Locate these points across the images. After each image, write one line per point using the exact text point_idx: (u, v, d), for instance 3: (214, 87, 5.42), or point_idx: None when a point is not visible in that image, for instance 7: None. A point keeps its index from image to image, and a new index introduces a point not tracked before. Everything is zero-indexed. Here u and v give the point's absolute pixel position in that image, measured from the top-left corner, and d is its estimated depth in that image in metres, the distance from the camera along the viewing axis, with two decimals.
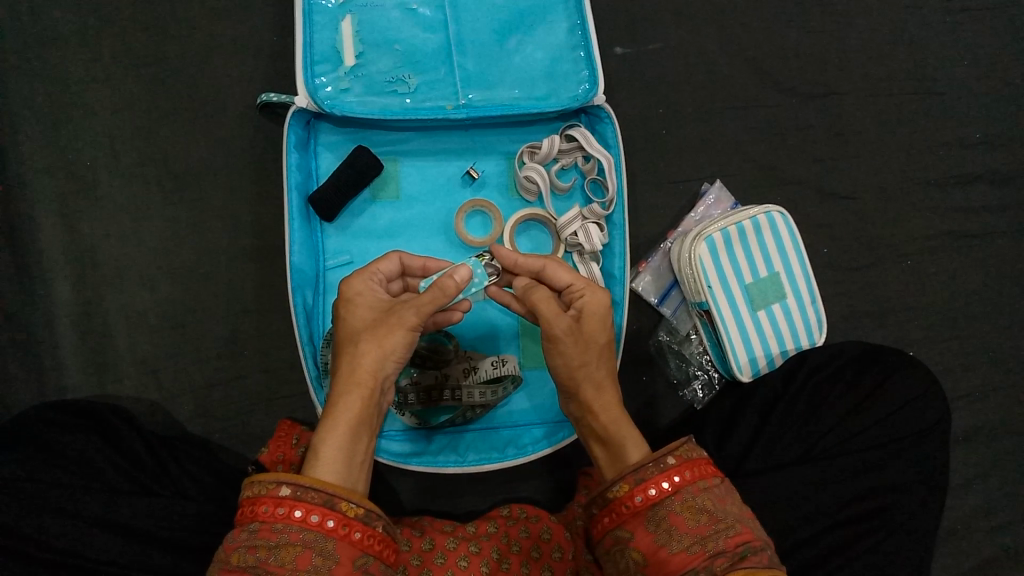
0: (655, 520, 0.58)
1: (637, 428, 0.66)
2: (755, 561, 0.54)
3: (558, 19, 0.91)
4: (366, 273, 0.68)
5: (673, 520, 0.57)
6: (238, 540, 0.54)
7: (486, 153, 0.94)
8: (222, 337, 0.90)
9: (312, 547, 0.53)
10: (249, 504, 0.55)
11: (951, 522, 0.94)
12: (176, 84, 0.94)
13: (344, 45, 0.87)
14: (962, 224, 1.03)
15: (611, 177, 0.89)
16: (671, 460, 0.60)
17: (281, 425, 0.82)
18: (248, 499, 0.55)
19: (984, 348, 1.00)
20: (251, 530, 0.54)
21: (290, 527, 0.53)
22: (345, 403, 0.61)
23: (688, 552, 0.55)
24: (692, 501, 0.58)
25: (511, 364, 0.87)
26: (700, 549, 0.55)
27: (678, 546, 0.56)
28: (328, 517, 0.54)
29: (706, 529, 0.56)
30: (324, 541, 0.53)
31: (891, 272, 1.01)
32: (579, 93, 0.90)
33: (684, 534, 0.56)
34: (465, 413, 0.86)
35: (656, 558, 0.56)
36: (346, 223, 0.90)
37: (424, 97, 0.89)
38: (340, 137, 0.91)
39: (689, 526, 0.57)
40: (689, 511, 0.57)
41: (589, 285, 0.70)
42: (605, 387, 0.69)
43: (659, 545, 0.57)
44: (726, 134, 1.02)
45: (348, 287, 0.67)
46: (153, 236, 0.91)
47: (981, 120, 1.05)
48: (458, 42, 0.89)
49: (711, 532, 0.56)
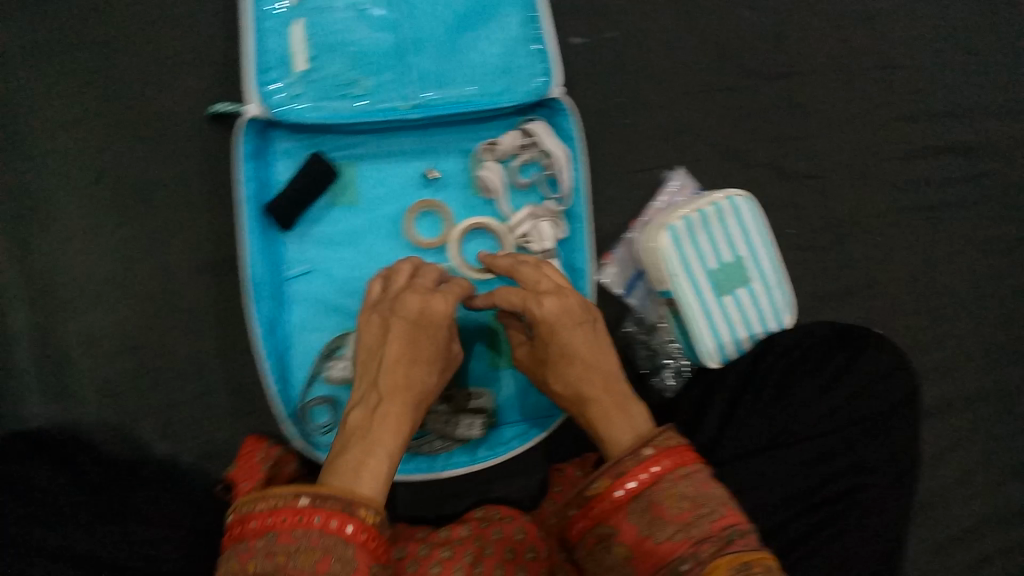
0: (637, 512, 0.59)
1: (629, 411, 0.67)
2: (743, 544, 0.54)
3: (511, 13, 0.90)
4: (450, 299, 0.72)
5: (655, 511, 0.58)
6: (254, 548, 0.53)
7: (446, 152, 0.93)
8: (185, 354, 0.90)
9: (332, 552, 0.52)
10: (263, 517, 0.54)
11: (926, 495, 0.95)
12: (124, 99, 0.92)
13: (295, 50, 0.86)
14: (927, 197, 1.03)
15: (566, 173, 0.89)
16: (648, 451, 0.60)
17: (245, 442, 0.85)
18: (259, 512, 0.55)
19: (954, 320, 1.00)
20: (267, 539, 0.53)
21: (311, 533, 0.53)
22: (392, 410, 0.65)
23: (674, 541, 0.56)
24: (672, 490, 0.58)
25: (487, 398, 0.89)
26: (685, 536, 0.56)
27: (663, 535, 0.57)
28: (346, 524, 0.54)
29: (689, 515, 0.57)
30: (344, 545, 0.53)
31: (860, 248, 1.01)
32: (535, 86, 0.90)
33: (668, 523, 0.57)
34: (434, 441, 0.86)
35: (642, 549, 0.57)
36: (306, 231, 0.89)
37: (380, 99, 0.88)
38: (296, 143, 0.90)
39: (671, 515, 0.57)
40: (671, 500, 0.58)
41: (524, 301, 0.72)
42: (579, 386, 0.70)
43: (644, 536, 0.58)
44: (687, 120, 1.01)
45: (433, 312, 0.71)
46: (109, 256, 0.90)
47: (940, 92, 1.05)
48: (412, 41, 0.88)
49: (694, 518, 0.56)
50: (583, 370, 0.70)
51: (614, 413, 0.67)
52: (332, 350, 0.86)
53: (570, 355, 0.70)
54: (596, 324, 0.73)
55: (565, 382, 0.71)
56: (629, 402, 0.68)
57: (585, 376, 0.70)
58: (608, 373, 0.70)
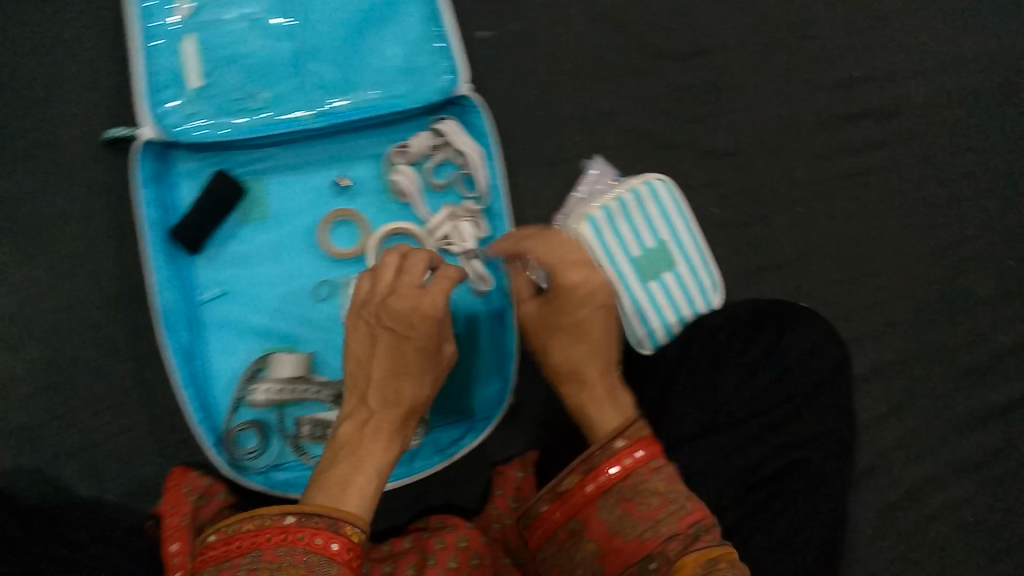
0: (609, 507, 0.61)
1: (620, 399, 0.73)
2: (708, 539, 0.57)
3: (410, 13, 0.89)
4: (442, 288, 0.68)
5: (625, 506, 0.60)
6: (237, 565, 0.53)
7: (355, 159, 0.91)
8: (101, 389, 0.86)
9: (316, 569, 0.53)
10: (248, 536, 0.54)
11: (868, 461, 0.95)
12: (15, 131, 0.89)
13: (187, 66, 0.84)
14: (849, 163, 1.03)
15: (483, 171, 0.88)
16: (619, 443, 0.63)
17: (171, 472, 0.80)
18: (246, 531, 0.55)
19: (883, 286, 1.01)
20: (253, 556, 0.53)
21: (295, 550, 0.53)
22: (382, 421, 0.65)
23: (642, 538, 0.58)
24: (642, 485, 0.61)
25: None
26: (654, 534, 0.58)
27: (631, 532, 0.59)
28: (332, 540, 0.54)
29: (658, 511, 0.59)
30: (328, 563, 0.53)
31: (785, 221, 1.00)
32: (442, 84, 0.89)
33: (637, 519, 0.59)
34: None
35: (612, 545, 0.60)
36: (216, 253, 0.86)
37: (281, 110, 0.86)
38: (197, 162, 0.86)
39: (641, 511, 0.60)
40: (640, 496, 0.60)
41: (559, 265, 0.78)
42: (582, 360, 0.75)
43: (613, 533, 0.60)
44: (602, 106, 1.00)
45: (426, 305, 0.67)
46: (11, 294, 0.87)
47: (855, 57, 1.05)
48: (309, 48, 0.86)
49: (663, 514, 0.59)
50: (588, 351, 0.76)
51: (603, 398, 0.72)
52: (255, 371, 0.83)
53: (583, 333, 0.77)
54: (609, 311, 0.79)
55: (566, 358, 0.76)
56: (617, 392, 0.73)
57: (591, 356, 0.75)
58: (607, 361, 0.76)
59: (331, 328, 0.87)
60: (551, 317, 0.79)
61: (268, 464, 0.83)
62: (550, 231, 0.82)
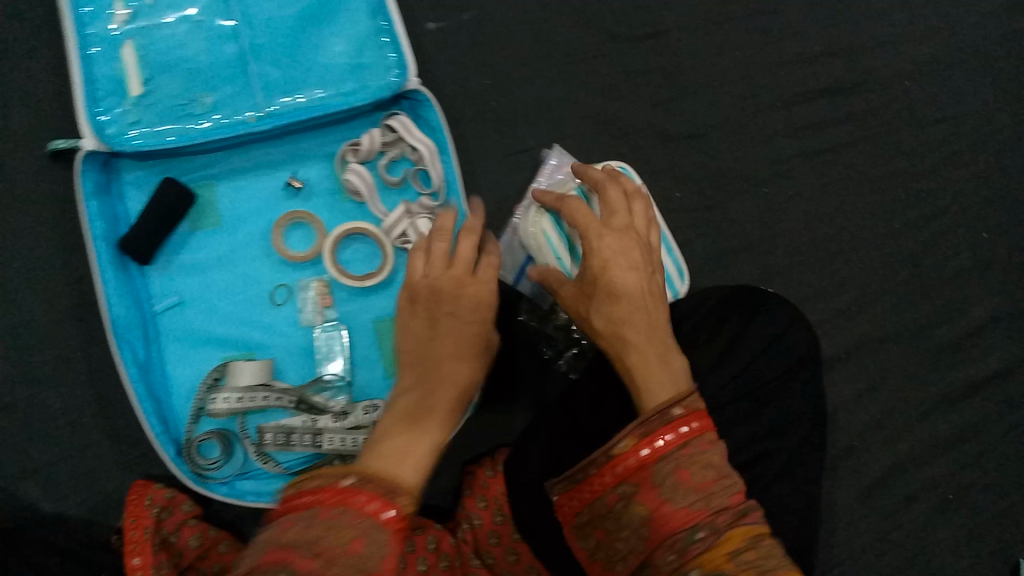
0: (662, 478, 0.54)
1: (671, 368, 0.63)
2: (755, 517, 0.53)
3: (359, 8, 0.97)
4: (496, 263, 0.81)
5: (680, 474, 0.54)
6: (293, 518, 0.49)
7: (307, 160, 1.00)
8: (55, 406, 0.96)
9: (364, 534, 0.48)
10: (297, 495, 0.51)
11: (797, 445, 0.99)
12: None
13: (128, 73, 0.92)
14: (725, 165, 1.12)
15: (434, 164, 0.97)
16: (677, 411, 0.56)
17: (134, 486, 0.88)
18: (298, 491, 0.51)
19: (772, 269, 1.11)
20: (308, 514, 0.49)
21: (351, 512, 0.49)
22: (438, 412, 0.66)
23: (692, 508, 0.53)
24: (698, 455, 0.54)
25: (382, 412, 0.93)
26: (705, 505, 0.53)
27: (683, 500, 0.53)
28: (388, 507, 0.50)
29: (711, 483, 0.54)
30: (380, 530, 0.49)
31: (681, 213, 1.10)
32: (390, 81, 0.97)
33: (689, 489, 0.53)
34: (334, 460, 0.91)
35: (659, 512, 0.54)
36: (168, 262, 0.95)
37: (223, 113, 0.94)
38: (144, 172, 0.96)
39: (696, 480, 0.54)
40: (696, 465, 0.54)
41: (591, 224, 0.74)
42: (632, 318, 0.68)
43: (663, 498, 0.54)
44: (508, 110, 1.08)
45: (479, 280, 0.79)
46: None
47: (718, 58, 1.14)
48: (253, 47, 0.95)
49: (716, 486, 0.54)
50: (637, 324, 0.68)
51: (654, 365, 0.64)
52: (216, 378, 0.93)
53: (617, 292, 0.70)
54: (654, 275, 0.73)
55: (608, 320, 0.70)
56: (670, 355, 0.65)
57: (643, 321, 0.68)
58: (656, 331, 0.68)
59: (286, 330, 0.96)
60: (586, 291, 0.75)
61: (233, 475, 0.93)
62: (603, 181, 0.80)
